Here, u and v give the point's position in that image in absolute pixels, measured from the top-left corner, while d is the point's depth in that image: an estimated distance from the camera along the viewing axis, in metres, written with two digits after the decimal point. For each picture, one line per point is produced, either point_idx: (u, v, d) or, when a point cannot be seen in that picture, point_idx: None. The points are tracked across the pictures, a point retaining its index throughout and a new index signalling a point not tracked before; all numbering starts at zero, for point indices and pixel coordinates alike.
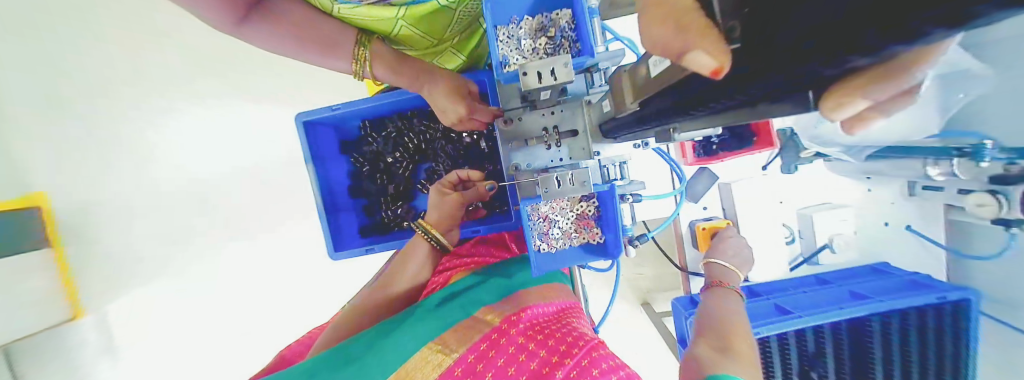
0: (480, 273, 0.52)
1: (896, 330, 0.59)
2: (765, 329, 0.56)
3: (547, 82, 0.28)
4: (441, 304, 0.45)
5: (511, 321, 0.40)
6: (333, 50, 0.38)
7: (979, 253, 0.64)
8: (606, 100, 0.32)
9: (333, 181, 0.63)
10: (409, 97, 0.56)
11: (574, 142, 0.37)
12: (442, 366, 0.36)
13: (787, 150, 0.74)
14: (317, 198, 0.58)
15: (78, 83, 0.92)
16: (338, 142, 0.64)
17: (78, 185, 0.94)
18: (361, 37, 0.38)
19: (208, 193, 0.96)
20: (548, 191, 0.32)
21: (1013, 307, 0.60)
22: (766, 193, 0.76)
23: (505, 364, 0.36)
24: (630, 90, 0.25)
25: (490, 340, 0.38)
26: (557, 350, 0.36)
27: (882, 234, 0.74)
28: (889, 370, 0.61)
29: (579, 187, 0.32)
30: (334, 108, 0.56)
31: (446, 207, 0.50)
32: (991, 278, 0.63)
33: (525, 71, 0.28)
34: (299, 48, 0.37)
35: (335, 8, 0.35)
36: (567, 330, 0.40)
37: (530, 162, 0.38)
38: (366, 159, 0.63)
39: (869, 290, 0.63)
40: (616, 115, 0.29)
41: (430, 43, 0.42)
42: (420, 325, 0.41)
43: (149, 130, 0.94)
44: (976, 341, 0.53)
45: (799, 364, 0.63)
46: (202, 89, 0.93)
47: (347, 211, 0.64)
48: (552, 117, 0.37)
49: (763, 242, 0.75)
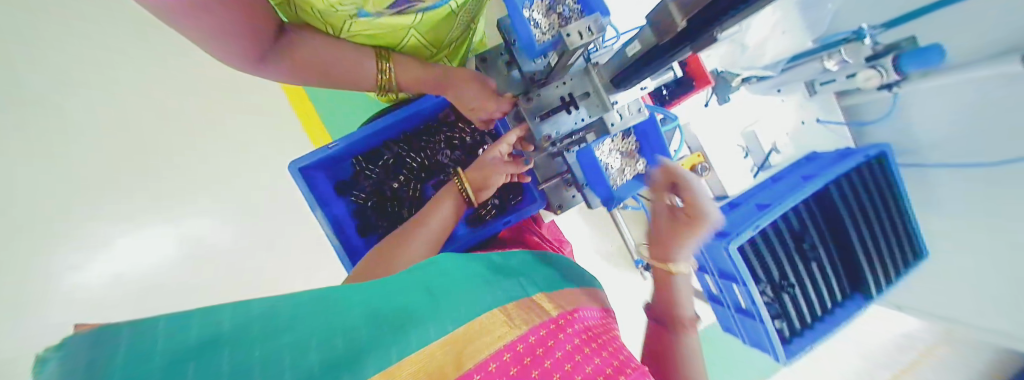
0: (537, 252, 0.56)
1: (850, 197, 0.72)
2: (762, 220, 0.67)
3: (588, 39, 0.30)
4: (496, 277, 0.42)
5: (567, 319, 0.35)
6: (348, 70, 0.49)
7: (869, 119, 0.84)
8: (631, 44, 0.33)
9: (342, 224, 0.61)
10: (404, 115, 0.60)
11: (588, 102, 0.42)
12: (504, 337, 0.29)
13: (719, 84, 0.84)
14: (333, 237, 0.56)
15: (61, 145, 0.92)
16: (333, 186, 0.63)
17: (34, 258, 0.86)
18: (381, 51, 0.50)
19: (207, 242, 0.97)
20: (615, 124, 0.41)
21: (911, 150, 0.79)
22: (719, 123, 0.87)
23: (564, 357, 0.29)
24: (681, 7, 0.23)
25: (549, 329, 0.32)
26: (610, 362, 0.30)
27: (803, 131, 0.88)
28: (859, 231, 0.72)
29: (636, 115, 0.42)
30: (330, 146, 0.57)
31: (487, 164, 0.54)
32: (889, 132, 0.82)
33: (568, 32, 0.30)
34: (313, 75, 0.48)
35: (351, 20, 0.42)
36: (617, 344, 0.35)
37: (558, 130, 0.42)
38: (371, 194, 0.62)
39: (816, 170, 0.78)
40: (661, 42, 0.27)
41: (429, 52, 0.56)
42: (481, 293, 0.36)
43: (142, 196, 0.96)
44: (897, 169, 0.72)
45: (793, 240, 0.72)
46: (199, 140, 1.00)
47: (364, 252, 0.61)
48: (564, 86, 0.43)
49: (725, 163, 0.87)
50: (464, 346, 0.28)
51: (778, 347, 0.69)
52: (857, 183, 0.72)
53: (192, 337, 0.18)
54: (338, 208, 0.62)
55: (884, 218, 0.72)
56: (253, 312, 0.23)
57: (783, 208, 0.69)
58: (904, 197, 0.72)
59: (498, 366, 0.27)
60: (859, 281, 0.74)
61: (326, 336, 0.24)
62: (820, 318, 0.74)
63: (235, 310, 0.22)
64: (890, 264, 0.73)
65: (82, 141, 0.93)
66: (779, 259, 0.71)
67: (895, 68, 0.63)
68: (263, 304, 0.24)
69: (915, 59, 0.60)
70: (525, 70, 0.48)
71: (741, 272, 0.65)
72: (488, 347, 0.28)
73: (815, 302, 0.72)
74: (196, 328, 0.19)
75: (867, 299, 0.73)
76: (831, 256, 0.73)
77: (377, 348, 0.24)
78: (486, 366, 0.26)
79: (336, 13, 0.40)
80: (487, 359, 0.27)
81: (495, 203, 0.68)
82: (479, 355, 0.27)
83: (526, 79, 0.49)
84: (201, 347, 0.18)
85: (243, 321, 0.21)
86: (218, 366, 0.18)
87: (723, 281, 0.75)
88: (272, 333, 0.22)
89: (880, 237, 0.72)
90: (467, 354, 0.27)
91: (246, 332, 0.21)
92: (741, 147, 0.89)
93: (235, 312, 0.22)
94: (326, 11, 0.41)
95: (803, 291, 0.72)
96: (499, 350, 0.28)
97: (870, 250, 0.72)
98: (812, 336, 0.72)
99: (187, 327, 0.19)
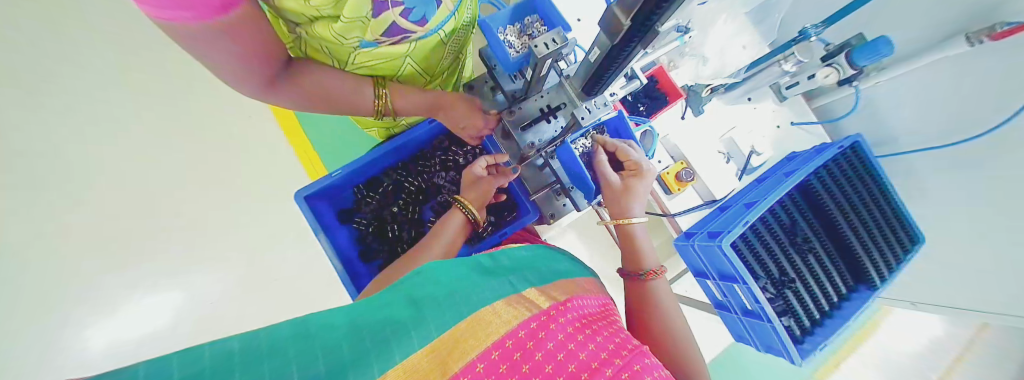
0: (540, 248, 0.58)
1: (831, 184, 0.74)
2: (750, 214, 0.67)
3: (551, 48, 0.38)
4: (486, 280, 0.42)
5: (559, 309, 0.35)
6: (348, 92, 0.61)
7: (840, 114, 0.89)
8: (592, 52, 0.40)
9: (341, 245, 0.75)
10: (391, 148, 0.75)
11: (565, 112, 0.56)
12: (491, 337, 0.29)
13: (692, 99, 0.91)
14: (334, 261, 0.67)
15: (110, 178, 1.14)
16: (336, 214, 0.78)
17: (128, 283, 1.08)
18: (377, 81, 0.63)
19: (237, 260, 1.16)
20: (585, 117, 0.50)
21: (886, 138, 0.84)
22: (698, 132, 0.91)
23: (555, 348, 0.29)
24: (619, 13, 0.29)
25: (539, 320, 0.32)
26: (604, 347, 0.31)
27: (779, 135, 0.92)
28: (848, 217, 0.73)
29: (604, 108, 0.51)
30: (331, 175, 0.71)
31: (479, 186, 0.64)
32: (862, 123, 0.87)
33: (535, 45, 0.38)
34: (319, 101, 0.59)
35: (355, 51, 0.54)
36: (614, 330, 0.35)
37: (540, 137, 0.56)
38: (370, 221, 0.76)
39: (793, 163, 0.81)
40: (611, 42, 0.33)
41: (425, 80, 0.72)
42: (469, 294, 0.36)
43: (208, 230, 1.17)
44: (871, 154, 0.74)
45: (784, 232, 0.74)
46: (228, 178, 1.22)
47: (359, 267, 0.74)
48: (542, 99, 0.56)
49: (708, 167, 0.90)
50: (450, 352, 0.27)
51: (793, 351, 0.66)
52: (833, 171, 0.75)
53: (166, 375, 0.17)
54: (342, 236, 0.77)
55: (868, 204, 0.73)
56: (232, 347, 0.22)
57: (769, 201, 0.69)
58: (886, 184, 0.73)
59: (487, 365, 0.26)
60: (861, 273, 0.73)
61: (308, 358, 0.24)
62: (830, 314, 0.72)
63: (213, 346, 0.21)
64: (889, 252, 0.72)
65: (138, 177, 1.17)
66: (775, 255, 0.71)
67: (850, 65, 0.70)
68: (241, 338, 0.23)
69: (866, 53, 0.66)
70: (507, 88, 0.60)
71: (740, 271, 0.65)
72: (475, 347, 0.28)
73: (821, 296, 0.71)
74: (172, 369, 0.18)
75: (872, 289, 0.71)
76: (825, 245, 0.74)
77: (362, 364, 0.24)
78: (474, 366, 0.26)
79: (342, 46, 0.52)
80: (475, 359, 0.26)
81: (490, 221, 0.75)
82: (469, 354, 0.27)
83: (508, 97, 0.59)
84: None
85: (222, 358, 0.21)
86: None
87: (724, 283, 0.74)
88: (252, 363, 0.21)
89: (870, 221, 0.73)
90: (455, 357, 0.27)
91: (225, 366, 0.20)
92: (723, 153, 0.92)
93: (214, 348, 0.21)
94: (334, 45, 0.52)
95: (806, 285, 0.71)
96: (489, 349, 0.28)
97: (865, 239, 0.72)
98: (826, 333, 0.69)
99: (158, 368, 0.18)
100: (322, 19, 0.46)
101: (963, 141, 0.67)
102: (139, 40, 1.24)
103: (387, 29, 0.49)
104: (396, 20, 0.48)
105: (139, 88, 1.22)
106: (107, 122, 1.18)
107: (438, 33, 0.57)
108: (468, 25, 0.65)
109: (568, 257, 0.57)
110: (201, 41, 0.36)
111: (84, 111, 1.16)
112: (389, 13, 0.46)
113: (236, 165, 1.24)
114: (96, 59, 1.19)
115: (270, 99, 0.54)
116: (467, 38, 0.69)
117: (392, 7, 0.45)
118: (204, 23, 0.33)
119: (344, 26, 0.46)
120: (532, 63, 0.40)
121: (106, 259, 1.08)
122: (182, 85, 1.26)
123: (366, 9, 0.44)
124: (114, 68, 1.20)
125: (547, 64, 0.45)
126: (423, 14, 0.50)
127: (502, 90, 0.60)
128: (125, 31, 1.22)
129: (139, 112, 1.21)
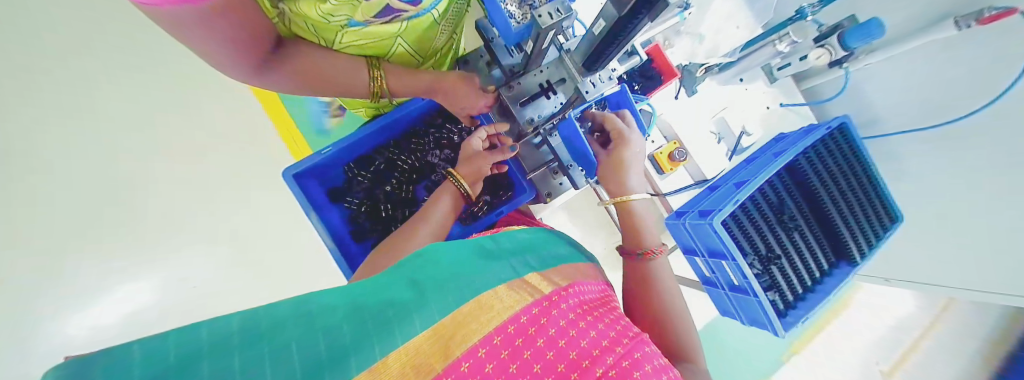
0: (539, 230, 0.58)
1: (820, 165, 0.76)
2: (741, 193, 0.69)
3: (555, 18, 0.37)
4: (488, 264, 0.41)
5: (561, 294, 0.35)
6: (335, 71, 0.58)
7: (827, 97, 0.91)
8: (597, 23, 0.39)
9: (332, 225, 0.74)
10: (380, 125, 0.74)
11: (565, 87, 0.56)
12: (494, 320, 0.29)
13: (685, 78, 0.88)
14: (326, 240, 0.66)
15: (74, 155, 1.08)
16: (327, 193, 0.76)
17: (112, 262, 1.04)
18: (370, 62, 0.61)
19: (219, 241, 1.13)
20: (588, 91, 0.52)
21: (871, 120, 0.85)
22: (694, 113, 0.90)
23: (557, 334, 0.29)
24: None
25: (542, 306, 0.32)
26: (606, 335, 0.31)
27: (769, 116, 0.92)
28: (834, 197, 0.75)
29: (609, 82, 0.52)
30: (321, 153, 0.70)
31: (474, 163, 0.63)
32: (848, 105, 0.88)
33: (539, 14, 0.37)
34: (304, 81, 0.57)
35: (342, 30, 0.51)
36: (614, 317, 0.35)
37: (540, 113, 0.57)
38: (363, 201, 0.75)
39: (786, 143, 0.82)
40: (621, 11, 0.32)
41: (416, 62, 0.69)
42: (471, 277, 0.36)
43: (186, 211, 1.13)
44: (858, 135, 0.76)
45: (772, 211, 0.76)
46: (203, 158, 1.17)
47: (353, 246, 0.73)
48: (542, 74, 0.56)
49: (700, 148, 0.90)
50: (451, 336, 0.27)
51: (776, 323, 0.69)
52: (821, 151, 0.77)
53: (164, 356, 0.16)
54: (334, 217, 0.75)
55: (853, 183, 0.76)
56: (231, 325, 0.21)
57: (761, 180, 0.70)
58: (871, 164, 0.75)
59: (488, 350, 0.26)
60: (843, 250, 0.76)
61: (309, 338, 0.23)
62: (812, 288, 0.76)
63: (210, 325, 0.20)
64: (868, 228, 0.75)
65: (104, 153, 1.11)
66: (764, 233, 0.74)
67: (841, 46, 0.69)
68: (240, 317, 0.22)
69: (858, 36, 0.66)
70: (505, 63, 0.60)
71: (730, 248, 0.66)
72: (477, 332, 0.28)
73: (803, 272, 0.74)
74: (170, 348, 0.17)
75: (852, 265, 0.75)
76: (810, 224, 0.76)
77: (363, 348, 0.23)
78: (476, 351, 0.26)
79: (328, 25, 0.49)
80: (477, 345, 0.26)
81: (487, 199, 0.75)
82: (472, 339, 0.27)
83: (508, 73, 0.60)
84: (178, 363, 0.17)
85: (221, 335, 0.20)
86: (200, 366, 0.17)
87: (713, 259, 0.76)
88: (252, 342, 0.21)
89: (854, 200, 0.76)
90: (457, 341, 0.26)
91: (222, 347, 0.19)
92: (714, 134, 0.91)
93: (211, 327, 0.20)
94: (319, 24, 0.49)
95: (791, 262, 0.74)
96: (491, 334, 0.28)
97: (848, 218, 0.75)
98: (807, 306, 0.73)
99: (154, 349, 0.17)
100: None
101: (956, 119, 0.67)
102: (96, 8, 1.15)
103: (379, 11, 0.47)
104: (390, 3, 0.46)
105: (109, 63, 1.15)
106: (81, 97, 1.12)
107: (431, 12, 0.54)
108: (462, 3, 0.61)
109: (564, 240, 0.57)
110: (190, 19, 0.34)
111: (54, 85, 1.10)
112: None
113: (212, 146, 1.19)
114: (70, 33, 1.13)
115: (250, 79, 0.52)
116: (460, 18, 0.66)
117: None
118: (186, 5, 0.32)
119: (332, 7, 0.44)
120: (534, 35, 0.39)
121: (79, 237, 1.03)
122: (161, 59, 1.20)
123: None
124: (75, 37, 1.12)
125: (548, 36, 0.43)
126: None
127: (501, 64, 0.61)
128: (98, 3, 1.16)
129: (113, 85, 1.15)
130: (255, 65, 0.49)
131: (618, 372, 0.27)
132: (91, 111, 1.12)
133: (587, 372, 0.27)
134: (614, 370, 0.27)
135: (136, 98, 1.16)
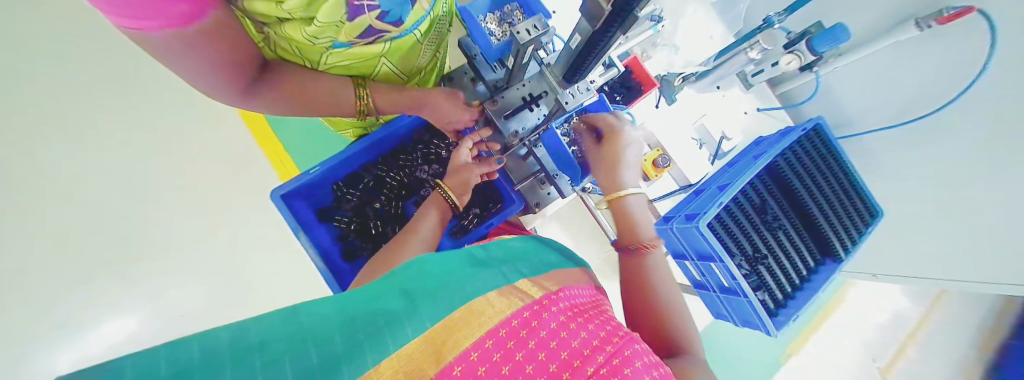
0: (530, 239, 0.59)
1: (797, 166, 0.79)
2: (725, 195, 0.71)
3: (532, 33, 0.39)
4: (479, 272, 0.41)
5: (551, 299, 0.36)
6: (321, 90, 0.59)
7: (802, 99, 0.94)
8: (574, 38, 0.41)
9: (322, 245, 0.73)
10: (368, 144, 0.75)
11: (546, 100, 0.58)
12: (485, 325, 0.29)
13: (664, 87, 0.90)
14: (316, 259, 0.66)
15: (57, 179, 1.06)
16: (317, 213, 0.76)
17: (95, 292, 1.00)
18: (356, 82, 0.62)
19: (206, 264, 1.10)
20: (568, 102, 0.53)
21: (844, 121, 0.89)
22: (674, 120, 0.92)
23: (548, 335, 0.29)
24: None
25: (532, 310, 0.32)
26: (596, 334, 0.31)
27: (749, 121, 0.94)
28: (813, 196, 0.78)
29: (586, 93, 0.54)
30: (310, 172, 0.70)
31: (459, 173, 0.64)
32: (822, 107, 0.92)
33: (517, 31, 0.38)
34: (290, 102, 0.57)
35: (327, 52, 0.52)
36: (604, 318, 0.36)
37: (524, 126, 0.58)
38: (352, 218, 0.75)
39: (766, 145, 0.85)
40: (594, 25, 0.34)
41: (403, 81, 0.70)
42: (461, 285, 0.36)
43: (172, 234, 1.11)
44: (833, 136, 0.80)
45: (756, 212, 0.78)
46: (191, 180, 1.16)
47: (342, 264, 0.73)
48: (524, 88, 0.59)
49: (684, 153, 0.92)
50: (442, 341, 0.27)
51: (769, 323, 0.70)
52: (799, 152, 0.80)
53: (155, 367, 0.16)
54: (323, 236, 0.75)
55: (831, 181, 0.79)
56: (221, 337, 0.21)
57: (743, 181, 0.73)
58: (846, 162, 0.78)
59: (481, 354, 0.27)
60: (827, 247, 0.78)
61: (300, 350, 0.23)
62: (800, 287, 0.77)
63: (201, 338, 0.20)
64: (850, 225, 0.78)
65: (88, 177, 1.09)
66: (750, 234, 0.76)
67: (810, 51, 0.73)
68: (232, 330, 0.22)
69: (825, 40, 0.70)
70: (488, 78, 0.62)
71: (718, 250, 0.68)
72: (471, 335, 0.28)
73: (790, 270, 0.76)
74: (160, 360, 0.17)
75: (838, 262, 0.77)
76: (795, 224, 0.78)
77: (357, 357, 0.23)
78: (468, 355, 0.26)
79: (313, 47, 0.50)
80: (469, 348, 0.26)
81: (476, 211, 0.75)
82: (463, 344, 0.27)
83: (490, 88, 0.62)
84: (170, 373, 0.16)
85: (211, 349, 0.20)
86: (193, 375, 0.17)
87: (702, 262, 0.78)
88: (243, 356, 0.20)
89: (833, 198, 0.78)
90: (449, 347, 0.26)
91: (214, 359, 0.19)
92: (696, 140, 0.93)
93: (202, 339, 0.20)
94: (303, 45, 0.50)
95: (778, 261, 0.76)
96: (481, 338, 0.28)
97: (828, 215, 0.77)
98: (798, 305, 0.75)
99: (146, 361, 0.16)
100: (293, 21, 0.45)
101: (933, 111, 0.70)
102: (84, 34, 1.15)
103: (363, 32, 0.48)
104: (373, 23, 0.47)
105: (96, 88, 1.15)
106: (62, 120, 1.10)
107: (414, 32, 0.55)
108: (446, 22, 0.64)
109: (555, 245, 0.59)
110: (180, 42, 0.35)
111: (39, 111, 1.09)
112: (365, 17, 0.45)
113: (201, 167, 1.18)
114: (56, 59, 1.12)
115: (235, 102, 0.52)
116: (443, 36, 0.68)
117: (368, 12, 0.45)
118: (171, 29, 0.33)
119: (317, 30, 0.45)
120: (514, 51, 0.41)
121: (61, 263, 1.00)
122: (149, 82, 1.19)
123: (341, 14, 0.43)
124: (63, 64, 1.12)
125: (528, 51, 0.45)
126: (400, 16, 0.49)
127: (484, 80, 0.62)
128: (89, 29, 1.16)
129: (99, 111, 1.14)
130: (242, 87, 0.49)
131: (609, 370, 0.27)
132: (75, 133, 1.11)
133: (578, 371, 0.26)
134: (605, 367, 0.27)
135: (124, 123, 1.15)
